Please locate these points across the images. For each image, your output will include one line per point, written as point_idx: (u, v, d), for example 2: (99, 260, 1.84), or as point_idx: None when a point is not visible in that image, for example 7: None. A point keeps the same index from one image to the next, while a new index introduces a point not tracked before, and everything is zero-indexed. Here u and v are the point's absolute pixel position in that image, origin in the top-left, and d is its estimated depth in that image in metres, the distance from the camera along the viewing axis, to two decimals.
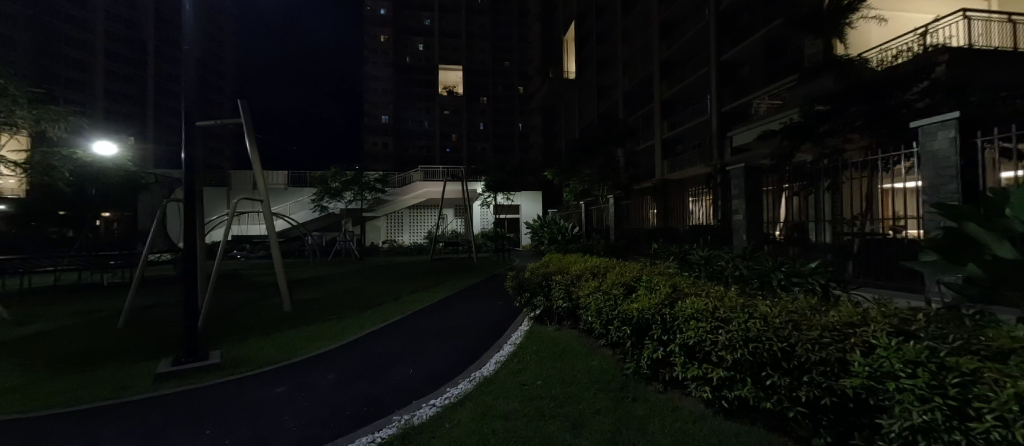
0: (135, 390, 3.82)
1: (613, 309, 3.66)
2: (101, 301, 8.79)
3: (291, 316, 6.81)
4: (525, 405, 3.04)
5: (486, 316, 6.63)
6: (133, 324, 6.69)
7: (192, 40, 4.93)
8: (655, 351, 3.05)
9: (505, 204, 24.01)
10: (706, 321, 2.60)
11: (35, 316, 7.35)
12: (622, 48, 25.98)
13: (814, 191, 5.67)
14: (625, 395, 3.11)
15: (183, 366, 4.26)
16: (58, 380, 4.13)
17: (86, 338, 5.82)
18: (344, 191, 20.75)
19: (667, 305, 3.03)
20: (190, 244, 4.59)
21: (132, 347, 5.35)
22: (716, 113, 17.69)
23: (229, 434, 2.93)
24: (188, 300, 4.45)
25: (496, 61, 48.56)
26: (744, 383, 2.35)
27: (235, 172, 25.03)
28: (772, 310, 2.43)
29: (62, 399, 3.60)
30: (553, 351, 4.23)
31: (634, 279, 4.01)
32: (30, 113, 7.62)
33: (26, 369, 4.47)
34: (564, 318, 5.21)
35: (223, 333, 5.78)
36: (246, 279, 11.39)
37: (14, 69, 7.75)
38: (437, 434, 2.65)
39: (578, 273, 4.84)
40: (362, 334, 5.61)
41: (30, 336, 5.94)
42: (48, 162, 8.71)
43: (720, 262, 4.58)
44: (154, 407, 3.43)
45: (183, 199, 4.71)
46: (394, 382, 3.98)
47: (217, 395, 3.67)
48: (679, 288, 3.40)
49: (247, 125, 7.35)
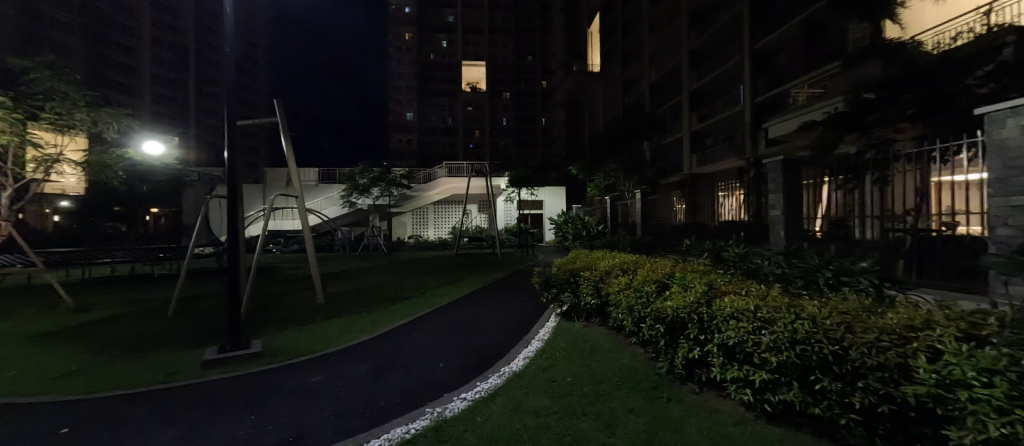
0: (184, 376, 4.06)
1: (644, 307, 3.58)
2: (151, 292, 9.36)
3: (322, 308, 7.04)
4: (556, 402, 3.01)
5: (513, 312, 6.62)
6: (181, 313, 7.10)
7: (230, 41, 5.10)
8: (691, 351, 2.95)
9: (528, 199, 24.01)
10: (747, 320, 2.49)
11: (96, 304, 7.98)
12: (649, 38, 25.11)
13: (861, 185, 5.39)
14: (658, 395, 3.01)
15: (227, 354, 4.46)
16: (116, 364, 4.44)
17: (139, 326, 6.21)
18: (372, 187, 21.28)
19: (704, 303, 2.94)
20: (231, 239, 4.81)
21: (180, 334, 5.71)
22: (749, 104, 16.91)
23: (273, 421, 3.06)
24: (231, 292, 4.66)
25: (518, 55, 48.44)
26: (789, 387, 2.22)
27: (270, 169, 26.22)
28: (819, 310, 2.32)
29: (122, 382, 3.88)
30: (582, 348, 4.18)
31: (666, 277, 3.88)
32: (88, 115, 8.21)
33: (87, 355, 4.82)
34: (591, 314, 5.18)
35: (264, 324, 6.03)
36: (285, 272, 11.97)
37: (74, 74, 8.29)
38: (469, 429, 2.66)
39: (606, 269, 4.76)
40: (390, 328, 5.71)
41: (90, 323, 6.40)
42: (103, 161, 9.36)
43: (756, 260, 4.46)
44: (200, 393, 3.63)
45: (226, 196, 4.97)
46: (425, 375, 4.04)
47: (259, 381, 3.87)
48: (716, 286, 3.28)
49: (283, 125, 7.58)
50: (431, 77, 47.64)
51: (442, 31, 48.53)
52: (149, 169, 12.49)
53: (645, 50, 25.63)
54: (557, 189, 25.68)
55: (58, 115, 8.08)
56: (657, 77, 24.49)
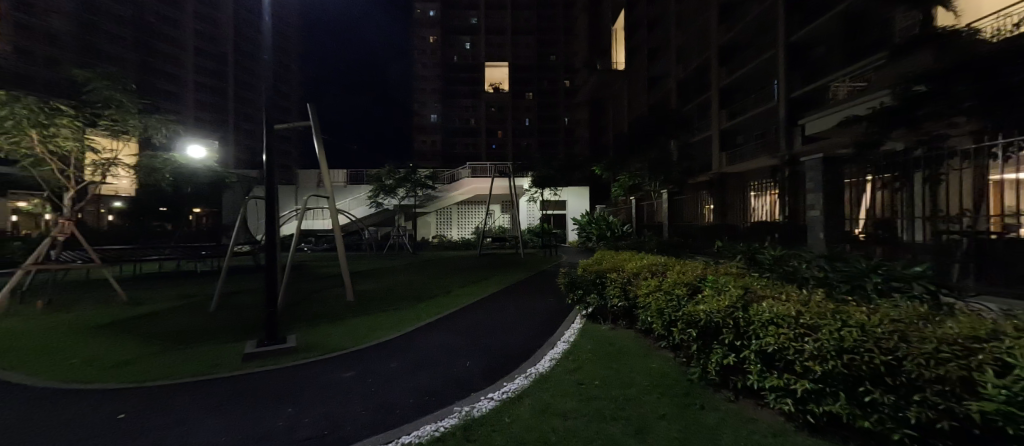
0: (226, 368, 4.30)
1: (675, 310, 3.49)
2: (196, 287, 9.96)
3: (352, 306, 7.27)
4: (585, 405, 2.98)
5: (539, 312, 6.59)
6: (222, 307, 7.51)
7: (271, 49, 5.35)
8: (726, 357, 2.84)
9: (551, 199, 23.90)
10: (788, 327, 2.37)
11: (147, 298, 8.55)
12: (676, 34, 24.42)
13: (911, 183, 5.05)
14: (690, 401, 2.92)
15: (264, 348, 4.67)
16: (167, 355, 4.76)
17: (184, 319, 6.61)
18: (398, 188, 21.82)
19: (740, 308, 2.82)
20: (269, 237, 5.05)
21: (221, 328, 6.03)
22: (784, 100, 16.15)
23: (309, 414, 3.18)
24: (269, 289, 4.91)
25: (541, 55, 48.27)
26: (836, 398, 2.09)
27: (301, 171, 27.31)
28: (869, 317, 2.18)
29: (170, 373, 4.14)
30: (609, 351, 4.12)
31: (698, 279, 3.76)
32: (139, 122, 8.84)
33: (141, 345, 5.19)
34: (618, 317, 5.11)
35: (297, 320, 6.28)
36: (317, 270, 12.45)
37: (128, 83, 8.92)
38: (498, 429, 2.67)
39: (633, 271, 4.68)
40: (417, 326, 5.81)
41: (142, 316, 6.88)
42: (153, 164, 10.06)
43: (793, 263, 4.27)
44: (242, 384, 3.84)
45: (265, 197, 5.24)
46: (452, 374, 4.10)
47: (295, 375, 4.04)
48: (752, 290, 3.15)
49: (315, 129, 7.88)
50: (454, 79, 48.25)
51: (465, 33, 49.04)
52: (193, 171, 13.29)
53: (671, 46, 24.95)
54: (580, 189, 25.43)
55: (115, 121, 8.74)
56: (684, 73, 23.81)
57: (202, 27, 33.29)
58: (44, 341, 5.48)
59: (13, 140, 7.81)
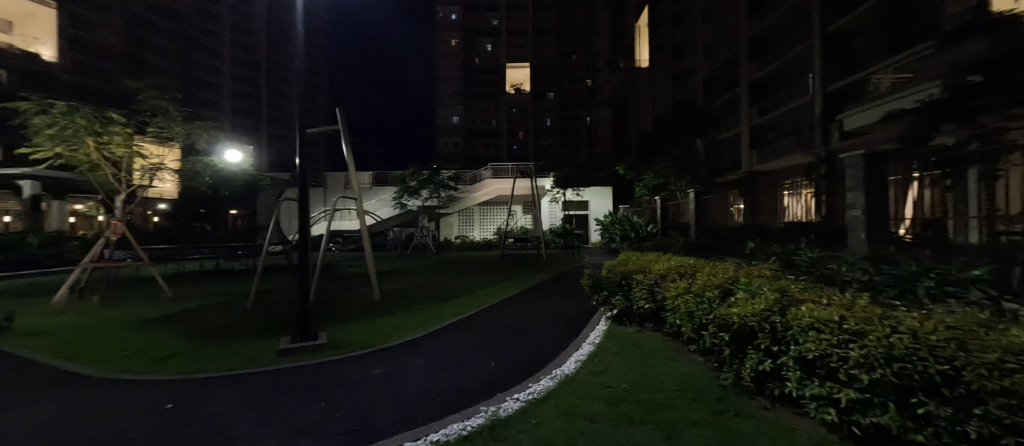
0: (262, 362, 4.50)
1: (706, 313, 3.41)
2: (234, 285, 10.50)
3: (379, 304, 7.48)
4: (612, 408, 2.93)
5: (563, 313, 6.56)
6: (258, 304, 7.88)
7: (304, 56, 5.55)
8: (761, 363, 2.72)
9: (573, 199, 23.72)
10: (830, 332, 2.23)
11: (190, 295, 9.08)
12: (702, 29, 23.69)
13: (965, 180, 4.71)
14: (722, 408, 2.82)
15: (297, 345, 4.86)
16: (208, 349, 5.04)
17: (223, 315, 6.98)
18: (421, 189, 22.27)
19: (776, 312, 2.70)
20: (302, 237, 5.27)
21: (256, 325, 6.32)
22: (820, 94, 15.37)
23: (340, 409, 3.28)
24: (301, 287, 5.11)
25: (562, 55, 47.94)
26: (886, 410, 1.94)
27: (330, 174, 28.27)
28: (921, 324, 2.03)
29: (210, 366, 4.37)
30: (636, 355, 4.04)
31: (730, 282, 3.63)
32: (182, 128, 9.42)
33: (185, 339, 5.52)
34: (645, 319, 5.01)
35: (328, 317, 6.53)
36: (347, 270, 12.84)
37: (173, 92, 9.50)
38: (524, 430, 2.67)
39: (661, 273, 4.58)
40: (443, 325, 5.90)
41: (186, 311, 7.32)
42: (195, 168, 10.69)
43: (833, 266, 4.07)
44: (277, 378, 4.01)
45: (298, 198, 5.47)
46: (478, 373, 4.13)
47: (326, 371, 4.18)
48: (790, 293, 3.00)
49: (343, 132, 8.13)
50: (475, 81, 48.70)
51: (486, 35, 49.45)
52: (231, 174, 14.02)
53: (698, 42, 24.23)
54: (603, 190, 25.10)
55: (161, 128, 9.34)
56: (711, 69, 23.06)
57: (238, 38, 35.05)
58: (100, 334, 5.90)
59: (73, 148, 8.43)
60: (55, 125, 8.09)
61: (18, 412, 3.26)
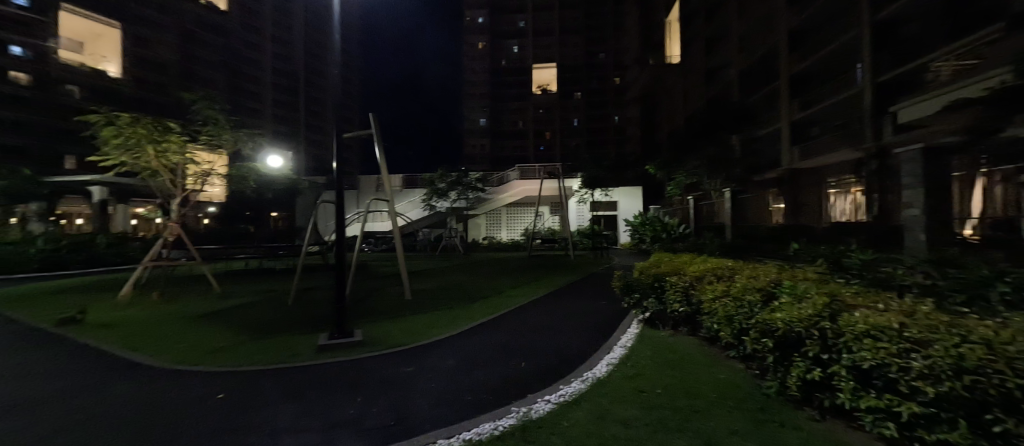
0: (302, 358, 4.73)
1: (747, 319, 3.25)
2: (277, 283, 11.13)
3: (411, 303, 7.69)
4: (646, 414, 2.85)
5: (593, 315, 6.48)
6: (298, 301, 8.31)
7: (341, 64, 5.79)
8: (809, 371, 2.55)
9: (601, 200, 23.37)
10: (888, 340, 2.05)
11: (237, 292, 9.70)
12: (737, 21, 22.68)
13: None
14: (766, 418, 2.66)
15: (334, 341, 5.07)
16: (253, 343, 5.36)
17: (267, 312, 7.40)
18: (450, 191, 22.69)
19: (826, 318, 2.52)
20: (339, 238, 5.52)
21: (296, 322, 6.64)
22: (869, 86, 14.31)
23: (375, 404, 3.39)
24: (338, 286, 5.33)
25: (588, 54, 47.34)
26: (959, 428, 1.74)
27: (363, 177, 29.37)
28: (999, 332, 1.82)
29: (256, 360, 4.65)
30: (671, 360, 3.91)
31: (772, 285, 3.44)
32: (230, 136, 10.11)
33: (234, 334, 5.90)
34: (680, 323, 4.86)
35: (363, 315, 6.78)
36: (381, 270, 13.29)
37: (223, 103, 10.21)
38: (555, 432, 2.65)
39: (697, 275, 4.43)
40: (472, 325, 6.00)
41: (234, 307, 7.83)
42: (241, 173, 11.44)
43: (888, 270, 3.79)
44: (316, 373, 4.20)
45: (335, 200, 5.73)
46: (509, 374, 4.15)
47: (360, 368, 4.34)
48: (841, 298, 2.79)
49: (377, 135, 8.43)
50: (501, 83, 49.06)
51: (512, 37, 49.68)
52: (274, 179, 14.87)
53: (733, 35, 23.18)
54: (632, 190, 24.54)
55: (212, 136, 10.07)
56: (748, 63, 22.03)
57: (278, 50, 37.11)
58: (159, 328, 6.42)
59: (136, 156, 9.22)
60: (121, 135, 8.88)
61: (92, 397, 3.62)
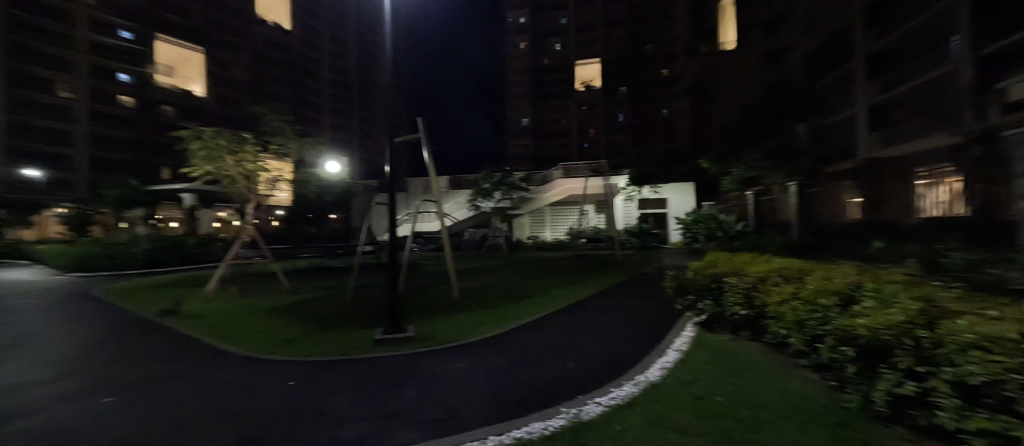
0: (361, 350, 5.08)
1: (822, 326, 2.96)
2: (338, 280, 12.08)
3: (460, 301, 7.96)
4: (706, 423, 2.71)
5: (644, 316, 6.28)
6: (357, 298, 8.95)
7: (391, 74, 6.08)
8: (900, 385, 2.25)
9: (649, 197, 22.49)
10: (1002, 353, 1.76)
11: (303, 287, 10.66)
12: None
13: None
14: (847, 434, 2.39)
15: (389, 336, 5.39)
16: (319, 336, 5.86)
17: (330, 306, 8.07)
18: (494, 191, 23.01)
19: (922, 326, 2.22)
20: (392, 238, 5.89)
21: (356, 316, 7.17)
22: (970, 59, 12.30)
23: (428, 398, 3.56)
24: (392, 284, 5.67)
25: (632, 46, 45.58)
26: None
27: (411, 179, 30.79)
28: None
29: (321, 351, 5.06)
30: (732, 366, 3.68)
31: (852, 288, 3.11)
32: (295, 145, 11.11)
33: (302, 326, 6.50)
34: (740, 327, 4.56)
35: (416, 312, 7.15)
36: (432, 268, 13.87)
37: (289, 115, 11.22)
38: (607, 434, 2.63)
39: (760, 277, 4.14)
40: (519, 324, 6.08)
41: (302, 301, 8.64)
42: (305, 179, 12.54)
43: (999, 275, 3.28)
44: (373, 365, 4.50)
45: (387, 202, 6.11)
46: (556, 373, 4.16)
47: (413, 362, 4.56)
48: (939, 304, 2.45)
49: (425, 141, 8.79)
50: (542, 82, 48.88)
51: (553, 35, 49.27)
52: (333, 183, 16.08)
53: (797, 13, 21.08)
54: (683, 186, 23.31)
55: (280, 146, 11.13)
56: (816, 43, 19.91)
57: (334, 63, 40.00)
58: (242, 319, 7.27)
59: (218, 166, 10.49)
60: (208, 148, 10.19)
61: (192, 379, 4.20)
